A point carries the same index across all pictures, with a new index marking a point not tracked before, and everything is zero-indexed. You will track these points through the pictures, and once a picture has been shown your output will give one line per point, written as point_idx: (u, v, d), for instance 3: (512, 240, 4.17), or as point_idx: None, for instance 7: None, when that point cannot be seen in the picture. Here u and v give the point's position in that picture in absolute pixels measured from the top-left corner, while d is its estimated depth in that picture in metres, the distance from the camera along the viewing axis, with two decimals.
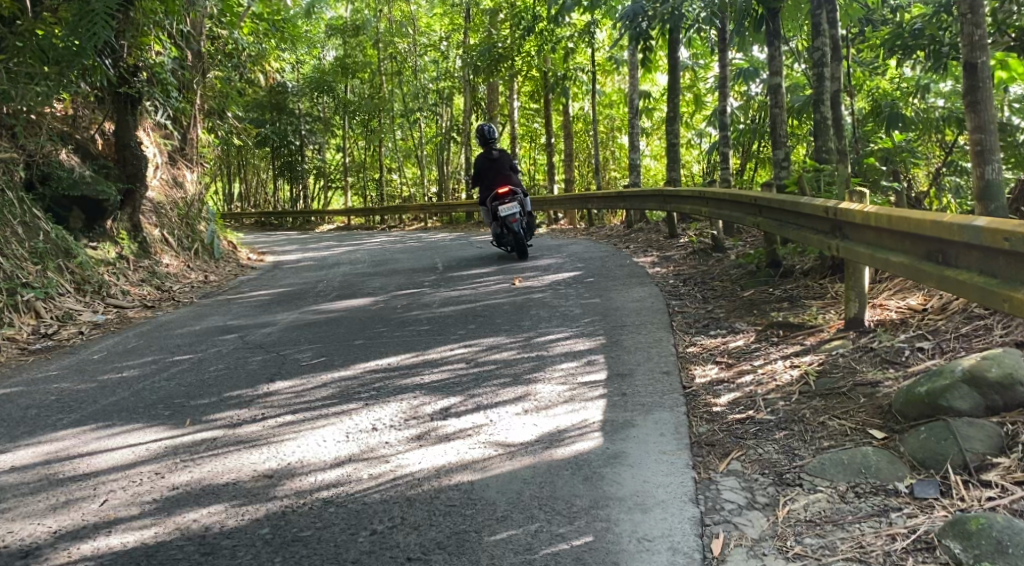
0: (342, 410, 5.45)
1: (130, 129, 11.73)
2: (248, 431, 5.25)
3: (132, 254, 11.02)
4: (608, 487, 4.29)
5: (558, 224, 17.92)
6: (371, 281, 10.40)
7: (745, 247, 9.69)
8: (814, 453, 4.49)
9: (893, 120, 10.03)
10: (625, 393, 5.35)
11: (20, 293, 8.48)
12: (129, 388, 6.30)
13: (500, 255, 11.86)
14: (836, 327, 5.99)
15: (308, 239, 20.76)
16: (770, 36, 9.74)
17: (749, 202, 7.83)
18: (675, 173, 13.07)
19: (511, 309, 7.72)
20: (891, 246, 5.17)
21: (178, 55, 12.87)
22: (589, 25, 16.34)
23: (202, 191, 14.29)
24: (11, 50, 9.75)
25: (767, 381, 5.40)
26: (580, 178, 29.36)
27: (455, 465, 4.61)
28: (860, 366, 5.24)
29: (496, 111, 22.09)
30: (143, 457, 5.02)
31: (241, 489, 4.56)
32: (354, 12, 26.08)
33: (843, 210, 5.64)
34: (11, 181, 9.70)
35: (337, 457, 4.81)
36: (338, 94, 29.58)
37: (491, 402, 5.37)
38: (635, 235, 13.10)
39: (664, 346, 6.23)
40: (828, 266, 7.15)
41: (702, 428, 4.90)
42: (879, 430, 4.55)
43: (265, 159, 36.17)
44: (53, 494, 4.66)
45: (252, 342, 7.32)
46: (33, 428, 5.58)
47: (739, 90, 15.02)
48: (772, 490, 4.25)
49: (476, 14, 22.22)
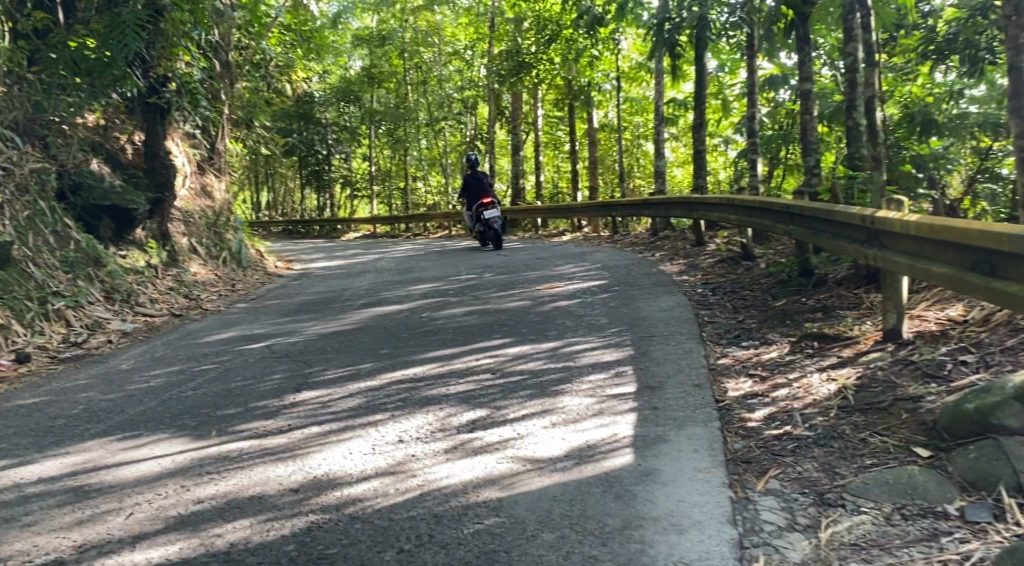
0: (368, 422, 5.36)
1: (160, 139, 11.73)
2: (273, 443, 5.18)
3: (161, 263, 11.01)
4: (641, 506, 4.17)
5: (582, 231, 17.79)
6: (396, 289, 10.33)
7: (776, 255, 9.52)
8: (856, 472, 4.36)
9: (927, 126, 9.83)
10: (655, 407, 5.21)
11: (50, 302, 8.55)
12: (156, 397, 6.24)
13: (525, 263, 11.75)
14: (873, 339, 5.82)
15: (333, 247, 20.73)
16: (800, 42, 9.61)
17: (779, 210, 7.68)
18: (702, 180, 12.89)
19: (538, 318, 7.61)
20: (932, 255, 5.03)
21: (207, 65, 12.88)
22: (616, 33, 16.22)
23: (230, 200, 14.32)
24: (43, 61, 10.09)
25: (803, 395, 5.25)
26: (604, 185, 29.17)
27: (483, 480, 4.50)
28: (900, 381, 5.08)
29: (521, 118, 22.00)
30: (169, 469, 4.96)
31: (266, 503, 4.47)
32: (381, 23, 26.19)
33: (881, 219, 5.50)
34: (41, 190, 9.73)
35: (364, 471, 4.71)
36: (364, 103, 29.65)
37: (519, 414, 5.25)
38: (661, 243, 12.96)
39: (695, 358, 6.09)
40: (863, 275, 6.99)
41: (737, 444, 4.76)
42: (925, 447, 4.42)
43: (290, 168, 36.32)
44: (79, 507, 4.60)
45: (279, 351, 7.25)
46: (60, 438, 5.54)
47: (768, 97, 14.84)
48: (813, 510, 4.11)
49: (501, 23, 22.19)
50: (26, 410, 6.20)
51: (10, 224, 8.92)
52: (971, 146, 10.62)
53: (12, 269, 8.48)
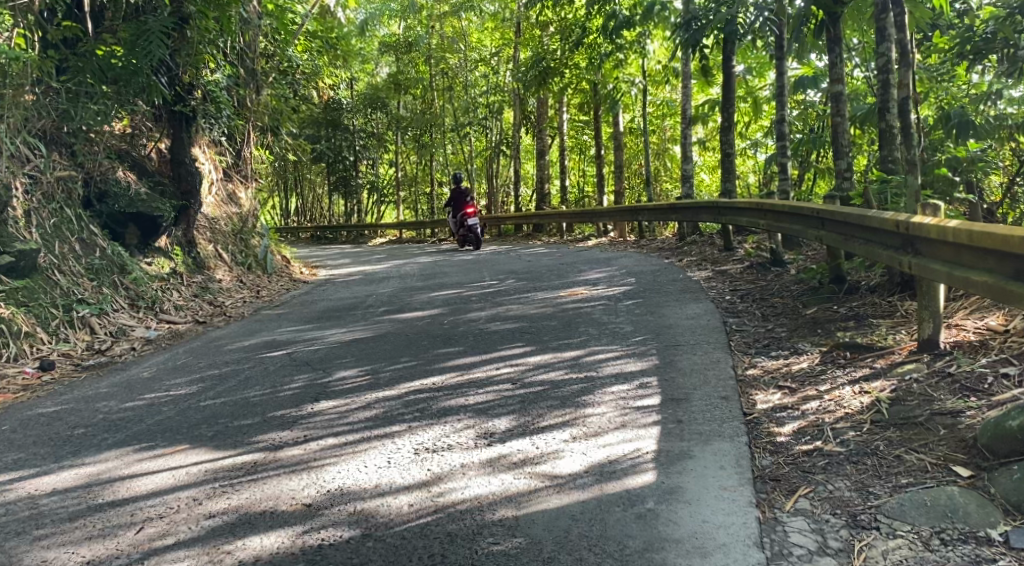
0: (385, 433, 5.23)
1: (186, 147, 11.67)
2: (288, 454, 5.05)
3: (185, 270, 10.96)
4: (663, 528, 4.04)
5: (608, 236, 17.57)
6: (418, 296, 10.20)
7: (806, 260, 9.29)
8: (891, 492, 4.19)
9: (963, 128, 9.55)
10: (680, 420, 5.03)
11: (75, 309, 8.49)
12: (174, 407, 6.14)
13: (549, 269, 11.58)
14: (909, 349, 5.60)
15: (358, 252, 20.65)
16: (830, 43, 9.39)
17: (810, 215, 7.45)
18: (730, 184, 12.65)
19: (562, 325, 7.45)
20: (970, 263, 4.82)
21: (232, 72, 12.81)
22: (642, 36, 15.98)
23: (257, 207, 14.28)
24: (71, 69, 10.05)
25: (835, 408, 5.04)
26: (631, 190, 28.92)
27: (499, 497, 4.35)
28: (937, 394, 4.87)
29: (547, 123, 21.83)
30: (183, 480, 4.86)
31: (278, 518, 4.36)
32: (407, 29, 26.17)
33: (917, 224, 5.28)
34: (69, 198, 9.76)
35: (378, 485, 4.57)
36: (390, 110, 29.65)
37: (540, 426, 5.11)
38: (688, 248, 12.73)
39: (722, 368, 5.90)
40: (897, 282, 6.77)
41: (765, 460, 4.58)
42: (964, 466, 4.23)
43: (317, 174, 36.37)
44: (91, 519, 4.52)
45: (299, 359, 7.15)
46: (76, 448, 5.45)
47: (797, 99, 14.56)
48: (845, 533, 3.97)
49: (526, 28, 22.04)
50: (47, 418, 6.13)
51: (37, 230, 8.92)
52: (1009, 148, 10.31)
53: (38, 277, 8.46)
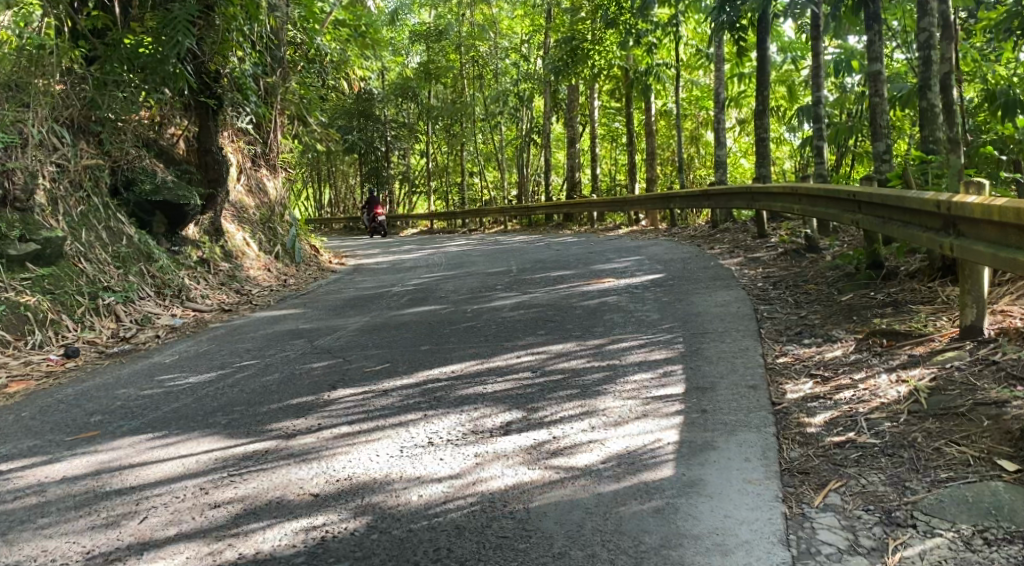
0: (399, 422, 4.99)
1: (213, 135, 11.44)
2: (301, 442, 4.80)
3: (214, 258, 10.81)
4: (682, 523, 3.82)
5: (639, 225, 17.26)
6: (444, 284, 10.00)
7: (843, 246, 8.97)
8: (929, 486, 3.94)
9: (1009, 107, 9.38)
10: (705, 410, 4.79)
11: (101, 297, 8.36)
12: (192, 393, 5.97)
13: (579, 258, 11.31)
14: (949, 336, 5.32)
15: (388, 242, 20.47)
16: (869, 19, 9.05)
17: (845, 197, 7.15)
18: (764, 169, 12.29)
19: (587, 313, 7.20)
20: (1018, 243, 4.56)
21: (261, 61, 12.43)
22: (675, 18, 15.62)
23: (283, 196, 14.16)
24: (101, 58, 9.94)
25: (870, 398, 4.77)
26: (664, 177, 28.52)
27: (512, 489, 4.15)
28: (980, 382, 4.59)
29: (578, 111, 21.53)
30: (192, 468, 4.61)
31: (284, 508, 4.15)
32: (438, 18, 25.95)
33: (959, 204, 5.00)
34: (96, 186, 9.61)
35: (388, 476, 4.35)
36: (422, 99, 29.51)
37: (557, 416, 4.88)
38: (721, 235, 12.38)
39: (751, 356, 5.64)
40: (937, 267, 6.46)
41: (794, 453, 4.33)
42: (1010, 460, 3.97)
43: (352, 164, 36.39)
44: (96, 509, 4.27)
45: (319, 347, 6.96)
46: (88, 433, 5.29)
47: (835, 82, 14.19)
48: (879, 531, 3.72)
49: (557, 14, 21.73)
50: (67, 404, 5.99)
51: (63, 219, 8.79)
52: None
53: (64, 264, 8.34)
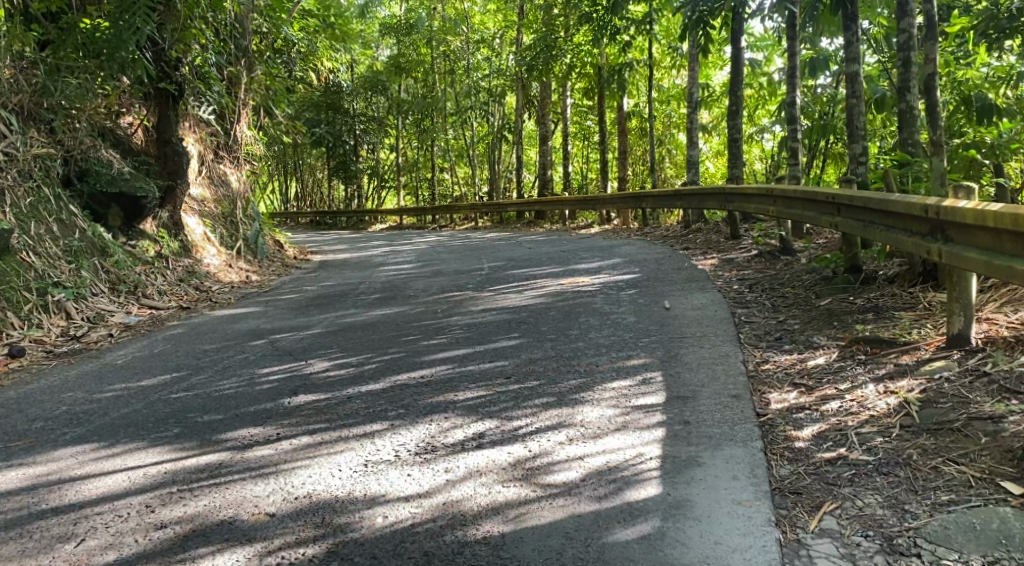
0: (364, 432, 4.71)
1: (174, 125, 10.99)
2: (259, 455, 4.50)
3: (173, 253, 10.33)
4: (669, 550, 3.59)
5: (611, 224, 17.07)
6: (413, 282, 9.70)
7: (818, 249, 8.83)
8: (930, 510, 3.75)
9: (985, 111, 9.81)
10: (688, 421, 4.57)
11: (50, 293, 7.97)
12: (144, 397, 5.63)
13: (550, 257, 11.07)
14: (937, 345, 5.14)
15: (357, 238, 20.09)
16: (846, 21, 8.83)
17: (824, 199, 6.94)
18: (737, 171, 12.13)
19: (561, 316, 6.96)
20: (1015, 250, 4.35)
21: (224, 48, 12.05)
22: (651, 15, 15.37)
23: (246, 189, 13.74)
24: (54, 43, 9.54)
25: (857, 410, 4.57)
26: (634, 177, 28.48)
27: (485, 510, 3.90)
28: (973, 395, 4.41)
29: (550, 109, 21.21)
30: (141, 482, 4.29)
31: (238, 530, 3.86)
32: (409, 11, 25.44)
33: (951, 209, 4.81)
34: (47, 176, 9.19)
35: (352, 494, 4.08)
36: (390, 93, 29.07)
37: (531, 428, 4.63)
38: (693, 236, 12.21)
39: (732, 364, 5.42)
40: (919, 271, 6.31)
41: (784, 470, 4.11)
42: (1013, 482, 3.79)
43: (319, 157, 35.79)
44: (30, 530, 3.94)
45: (281, 349, 6.63)
46: (26, 441, 4.94)
47: (809, 83, 14.12)
48: (880, 560, 3.52)
49: (531, 10, 21.39)
50: (6, 409, 5.62)
51: (11, 210, 8.37)
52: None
53: (10, 259, 7.85)
